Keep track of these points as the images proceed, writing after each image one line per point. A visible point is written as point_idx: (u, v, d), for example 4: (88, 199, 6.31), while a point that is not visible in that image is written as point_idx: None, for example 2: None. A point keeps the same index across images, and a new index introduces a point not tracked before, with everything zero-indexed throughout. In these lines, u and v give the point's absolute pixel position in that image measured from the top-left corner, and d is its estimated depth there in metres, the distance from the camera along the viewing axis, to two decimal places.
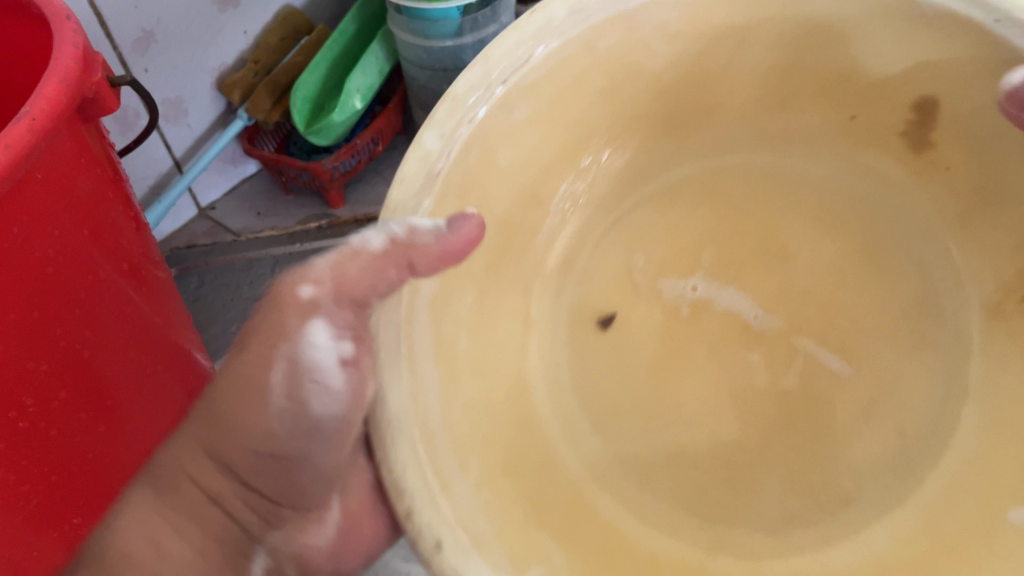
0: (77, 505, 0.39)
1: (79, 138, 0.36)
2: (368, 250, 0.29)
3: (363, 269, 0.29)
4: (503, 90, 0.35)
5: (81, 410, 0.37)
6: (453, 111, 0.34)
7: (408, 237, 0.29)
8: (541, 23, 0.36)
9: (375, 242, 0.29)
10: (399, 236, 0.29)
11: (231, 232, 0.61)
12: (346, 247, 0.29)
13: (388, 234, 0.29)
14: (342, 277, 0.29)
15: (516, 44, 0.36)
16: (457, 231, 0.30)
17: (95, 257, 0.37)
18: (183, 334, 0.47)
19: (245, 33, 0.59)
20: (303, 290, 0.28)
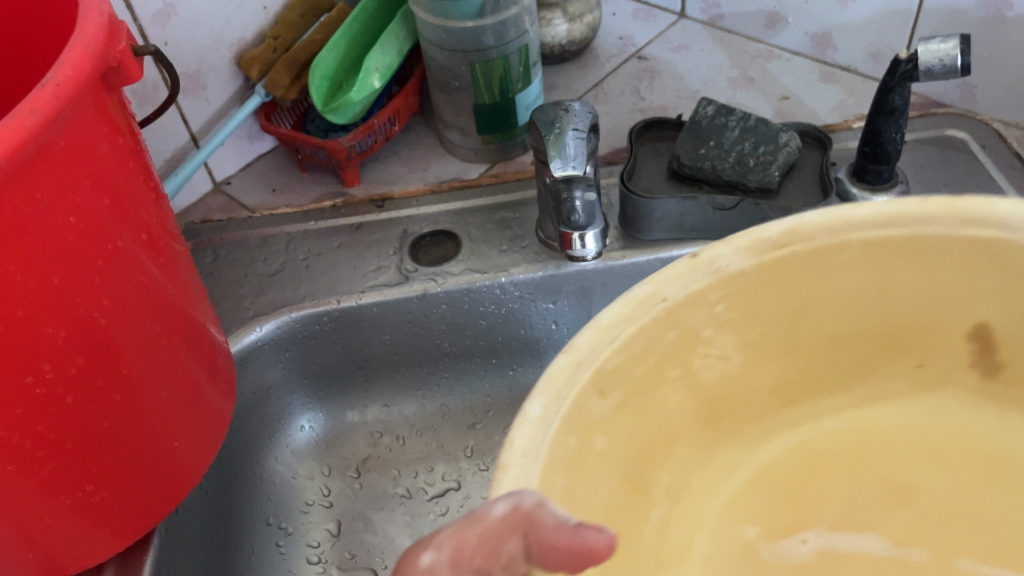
0: (91, 472, 0.39)
1: (103, 106, 0.36)
2: (490, 517, 0.26)
3: (482, 537, 0.26)
4: None
5: (98, 377, 0.37)
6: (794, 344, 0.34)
7: (535, 510, 0.26)
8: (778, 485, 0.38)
9: (499, 509, 0.26)
10: (524, 505, 0.26)
11: (246, 208, 0.61)
12: (469, 513, 0.26)
13: (513, 500, 0.26)
14: (464, 545, 0.26)
15: None
16: (582, 536, 0.25)
17: (114, 225, 0.37)
18: (199, 308, 0.47)
19: (265, 9, 0.60)
20: (423, 557, 0.26)
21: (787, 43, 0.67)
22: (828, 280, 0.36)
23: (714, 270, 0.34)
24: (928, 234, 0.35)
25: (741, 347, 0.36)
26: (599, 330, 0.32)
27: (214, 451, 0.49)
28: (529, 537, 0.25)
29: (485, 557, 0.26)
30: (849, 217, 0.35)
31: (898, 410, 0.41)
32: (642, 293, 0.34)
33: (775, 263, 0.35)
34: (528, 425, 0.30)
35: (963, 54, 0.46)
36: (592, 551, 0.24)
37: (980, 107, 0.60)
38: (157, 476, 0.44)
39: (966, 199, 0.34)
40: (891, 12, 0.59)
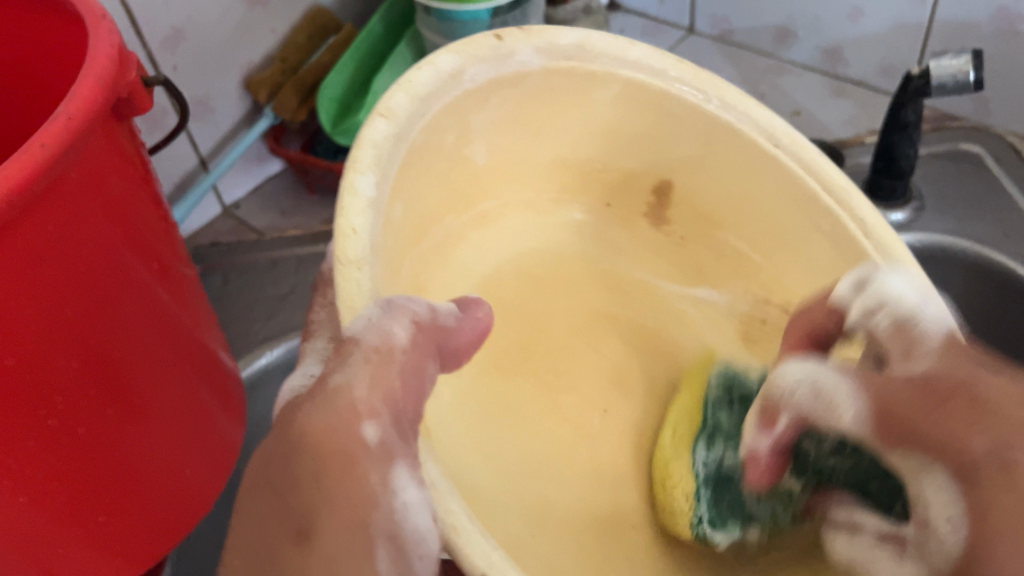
0: (103, 502, 0.39)
1: (114, 138, 0.36)
2: (396, 343, 0.28)
3: (403, 372, 0.27)
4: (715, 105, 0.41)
5: (109, 408, 0.37)
6: (441, 84, 0.37)
7: (432, 319, 0.30)
8: (484, 57, 0.39)
9: (402, 334, 0.28)
10: (422, 320, 0.29)
11: (254, 230, 0.61)
12: (373, 352, 0.27)
13: (411, 318, 0.29)
14: (392, 397, 0.27)
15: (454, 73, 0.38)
16: (471, 312, 0.31)
17: (126, 255, 0.37)
18: (208, 333, 0.47)
19: (274, 33, 0.60)
20: (368, 431, 0.26)
21: (797, 57, 0.67)
22: (519, 94, 0.41)
23: (504, 59, 0.39)
24: (784, 160, 0.40)
25: (491, 153, 0.42)
26: (413, 97, 0.36)
27: (225, 476, 0.49)
28: (443, 345, 0.30)
29: (411, 385, 0.27)
30: (717, 112, 0.41)
31: (672, 263, 0.46)
32: (452, 67, 0.38)
33: (560, 70, 0.41)
34: (362, 203, 0.32)
35: (976, 69, 0.46)
36: (486, 322, 0.31)
37: (994, 120, 0.59)
38: (169, 504, 0.44)
39: (826, 163, 0.40)
40: (902, 27, 0.59)
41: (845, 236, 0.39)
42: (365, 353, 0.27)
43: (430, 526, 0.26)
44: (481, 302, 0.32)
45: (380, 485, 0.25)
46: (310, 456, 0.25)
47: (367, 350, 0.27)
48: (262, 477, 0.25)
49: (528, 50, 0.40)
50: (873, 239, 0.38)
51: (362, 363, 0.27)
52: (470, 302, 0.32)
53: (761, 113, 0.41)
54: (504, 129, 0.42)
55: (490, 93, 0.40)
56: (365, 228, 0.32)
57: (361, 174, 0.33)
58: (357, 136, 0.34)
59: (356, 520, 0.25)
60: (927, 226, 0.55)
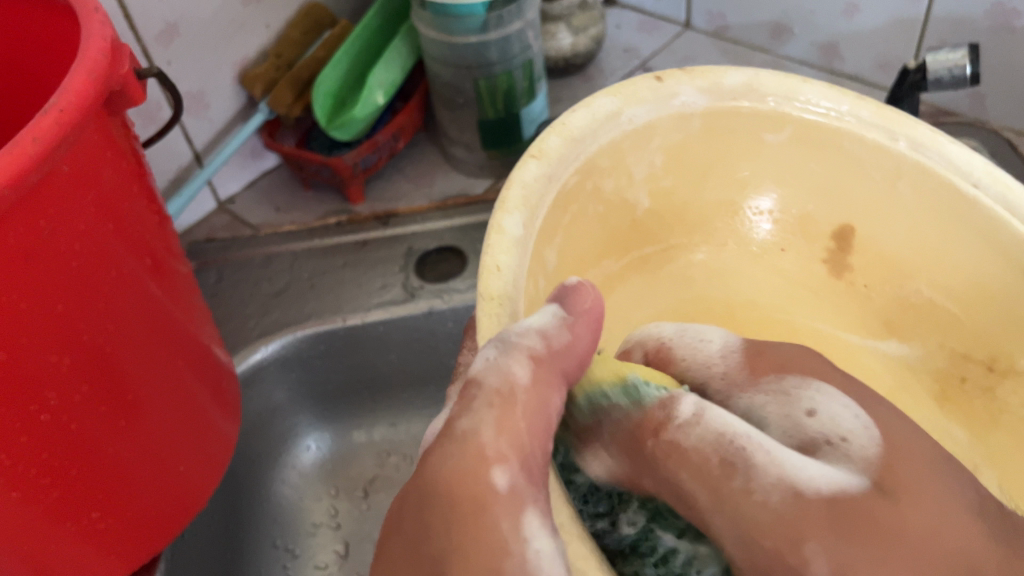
0: (97, 498, 0.39)
1: (106, 131, 0.36)
2: (517, 382, 0.27)
3: (529, 408, 0.27)
4: (902, 143, 0.40)
5: (101, 404, 0.37)
6: (609, 127, 0.41)
7: (547, 344, 0.29)
8: (624, 96, 0.41)
9: (521, 373, 0.27)
10: (539, 349, 0.28)
11: (249, 226, 0.60)
12: (494, 393, 0.27)
13: (528, 350, 0.28)
14: (519, 433, 0.26)
15: (656, 90, 0.42)
16: (581, 309, 0.30)
17: (118, 250, 0.37)
18: (204, 329, 0.46)
19: (268, 28, 0.60)
20: (498, 478, 0.24)
21: (794, 52, 0.67)
22: (674, 136, 0.43)
23: (665, 100, 0.42)
24: (987, 200, 0.38)
25: (652, 196, 0.44)
26: (566, 140, 0.39)
27: (220, 472, 0.49)
28: (565, 369, 0.29)
29: (539, 423, 0.27)
30: (912, 154, 0.40)
31: (843, 318, 0.45)
32: (611, 107, 0.41)
33: (725, 109, 0.42)
34: (508, 241, 0.34)
35: (972, 63, 0.46)
36: (601, 315, 0.31)
37: (990, 116, 0.59)
38: (163, 501, 0.43)
39: (970, 154, 0.38)
40: (899, 22, 0.59)
41: (982, 210, 0.38)
42: (487, 398, 0.26)
43: (566, 573, 0.24)
44: (584, 286, 0.31)
45: (512, 533, 0.23)
46: (444, 505, 0.24)
47: (489, 394, 0.26)
48: (395, 537, 0.24)
49: (692, 91, 0.42)
50: (998, 201, 0.37)
51: (487, 407, 0.26)
52: (568, 287, 0.31)
53: (962, 150, 0.39)
54: (678, 151, 0.43)
55: (649, 135, 0.42)
56: (509, 264, 0.34)
57: (509, 213, 0.35)
58: (511, 177, 0.37)
59: (491, 570, 0.22)
60: None
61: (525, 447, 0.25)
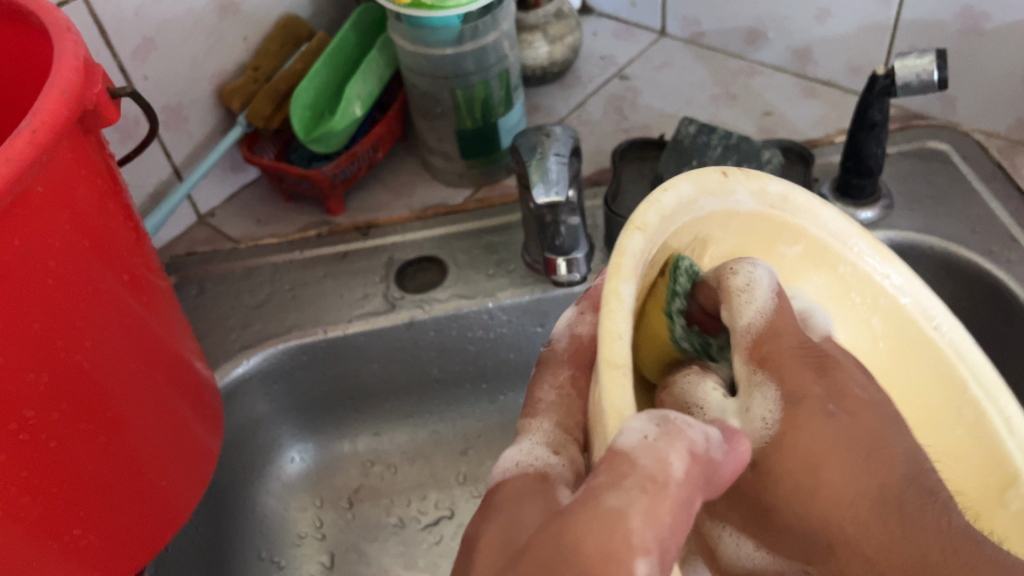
0: (79, 516, 0.39)
1: (80, 149, 0.36)
2: (670, 475, 0.23)
3: (673, 508, 0.22)
4: (858, 250, 0.40)
5: (81, 420, 0.37)
6: (719, 201, 0.34)
7: (706, 446, 0.25)
8: (721, 204, 0.35)
9: (678, 464, 0.23)
10: (701, 447, 0.24)
11: (230, 239, 0.61)
12: (650, 482, 0.23)
13: (689, 446, 0.24)
14: (660, 532, 0.22)
15: (751, 187, 0.35)
16: (734, 447, 0.26)
17: (95, 266, 0.37)
18: (183, 343, 0.47)
19: (245, 41, 0.60)
20: (639, 564, 0.21)
21: (767, 58, 0.67)
22: (718, 228, 0.36)
23: (727, 197, 0.35)
24: (941, 343, 0.41)
25: (704, 282, 0.36)
26: (663, 216, 0.31)
27: (203, 486, 0.49)
28: (714, 480, 0.25)
29: (683, 523, 0.23)
30: (892, 290, 0.41)
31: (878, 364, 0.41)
32: (689, 191, 0.33)
33: (767, 216, 0.37)
34: (629, 312, 0.27)
35: (939, 68, 0.46)
36: (745, 456, 0.26)
37: (961, 118, 0.60)
38: (146, 515, 0.43)
39: (962, 334, 0.41)
40: (869, 26, 0.60)
41: (959, 376, 0.40)
42: (532, 473, 0.28)
43: None
44: (630, 404, 0.34)
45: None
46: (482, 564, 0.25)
47: (643, 477, 0.23)
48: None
49: (745, 193, 0.35)
50: (919, 309, 0.41)
51: (638, 493, 0.22)
52: (727, 433, 0.27)
53: (928, 298, 0.41)
54: (794, 284, 0.39)
55: (688, 232, 0.35)
56: (628, 360, 0.26)
57: (624, 280, 0.28)
58: (620, 247, 0.29)
59: None
60: (897, 223, 0.55)
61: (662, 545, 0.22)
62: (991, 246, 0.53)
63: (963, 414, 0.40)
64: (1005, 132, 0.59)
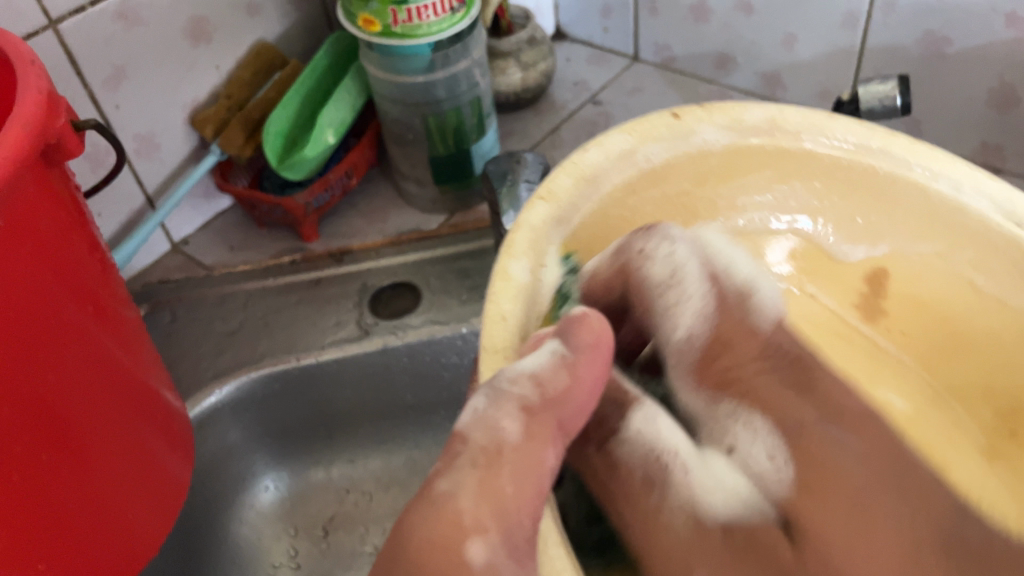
0: (45, 550, 0.38)
1: (43, 181, 0.36)
2: (506, 440, 0.27)
3: (514, 473, 0.26)
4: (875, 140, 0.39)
5: (43, 452, 0.36)
6: (626, 157, 0.39)
7: (540, 385, 0.28)
8: (616, 157, 0.38)
9: (512, 431, 0.27)
10: (541, 395, 0.28)
11: (203, 266, 0.60)
12: (481, 457, 0.26)
13: (523, 396, 0.28)
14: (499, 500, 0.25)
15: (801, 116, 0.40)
16: (576, 341, 0.30)
17: (61, 298, 0.37)
18: (151, 373, 0.46)
19: (218, 69, 0.60)
20: (472, 549, 0.24)
21: (737, 83, 0.68)
22: (671, 185, 0.41)
23: (687, 136, 0.40)
24: (917, 179, 0.39)
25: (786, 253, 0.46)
26: (580, 180, 0.38)
27: (172, 517, 0.48)
28: (561, 419, 0.28)
29: (529, 481, 0.26)
30: (880, 162, 0.40)
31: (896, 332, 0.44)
32: (624, 146, 0.39)
33: (746, 147, 0.40)
34: (517, 287, 0.34)
35: (901, 94, 0.47)
36: (601, 335, 0.30)
37: (928, 141, 0.61)
38: (111, 549, 0.43)
39: (936, 155, 0.39)
40: (835, 52, 0.61)
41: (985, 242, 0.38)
42: (472, 456, 0.26)
43: None
44: (587, 316, 0.31)
45: None
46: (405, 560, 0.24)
47: (474, 452, 0.26)
48: None
49: (655, 147, 0.39)
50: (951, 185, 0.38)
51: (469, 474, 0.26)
52: (572, 314, 0.31)
53: (843, 127, 0.40)
54: (734, 124, 0.40)
55: (617, 177, 0.39)
56: (514, 311, 0.33)
57: (516, 258, 0.35)
58: (518, 222, 0.36)
59: None
60: None
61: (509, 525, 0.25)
62: None
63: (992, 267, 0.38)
64: (970, 155, 0.60)
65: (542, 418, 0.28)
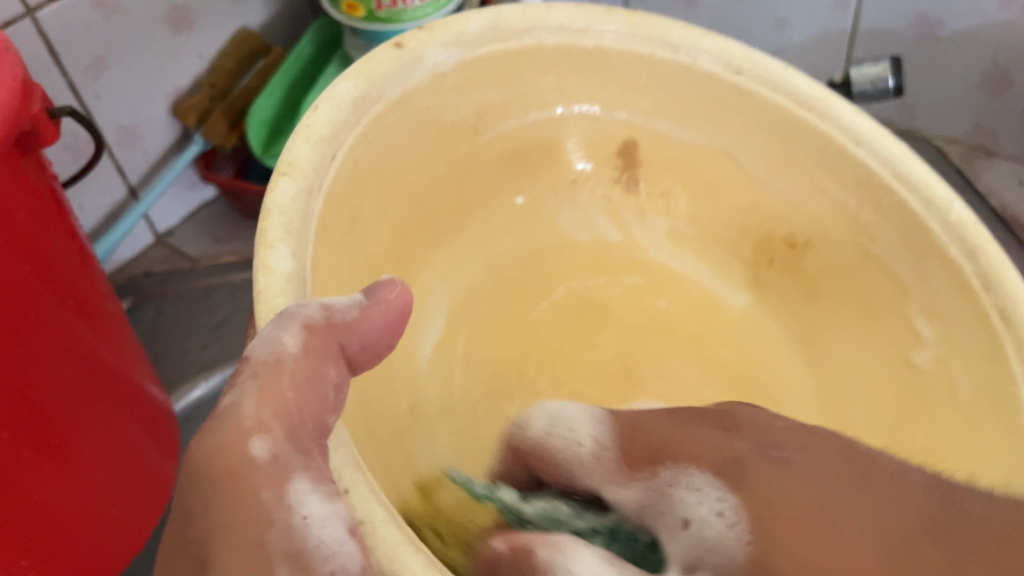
0: (29, 547, 0.37)
1: (18, 172, 0.35)
2: (286, 357, 0.23)
3: (297, 384, 0.22)
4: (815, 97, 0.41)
5: (25, 449, 0.36)
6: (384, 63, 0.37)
7: (342, 316, 0.24)
8: (395, 58, 0.38)
9: (292, 343, 0.23)
10: (322, 318, 0.24)
11: (188, 258, 0.59)
12: (261, 366, 0.22)
13: (304, 316, 0.24)
14: (286, 411, 0.22)
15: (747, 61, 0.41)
16: (379, 296, 0.25)
17: (39, 291, 0.36)
18: (135, 366, 0.46)
19: (200, 58, 0.59)
20: (257, 447, 0.21)
21: None
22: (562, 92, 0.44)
23: (415, 63, 0.38)
24: (867, 159, 0.40)
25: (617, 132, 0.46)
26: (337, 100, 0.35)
27: (159, 513, 0.48)
28: (347, 345, 0.24)
29: (310, 398, 0.23)
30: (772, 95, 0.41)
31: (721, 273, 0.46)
32: (354, 91, 0.36)
33: (479, 56, 0.41)
34: (280, 279, 0.28)
35: (893, 75, 0.46)
36: (397, 304, 0.25)
37: (920, 124, 0.61)
38: (95, 547, 0.42)
39: (895, 144, 0.39)
40: (827, 35, 0.60)
41: (911, 213, 0.38)
42: (253, 369, 0.22)
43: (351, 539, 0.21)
44: (396, 279, 0.26)
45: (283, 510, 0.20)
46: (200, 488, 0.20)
47: (255, 365, 0.22)
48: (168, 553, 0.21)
49: (436, 50, 0.39)
50: (850, 132, 0.40)
51: (247, 378, 0.22)
52: (379, 278, 0.26)
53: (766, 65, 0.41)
54: (456, 39, 0.40)
55: (401, 110, 0.38)
56: (288, 304, 0.28)
57: (280, 180, 0.31)
58: (265, 204, 0.31)
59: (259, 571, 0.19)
60: None
61: (285, 420, 0.22)
62: None
63: (922, 254, 0.38)
64: (963, 137, 0.60)
65: (312, 355, 0.23)
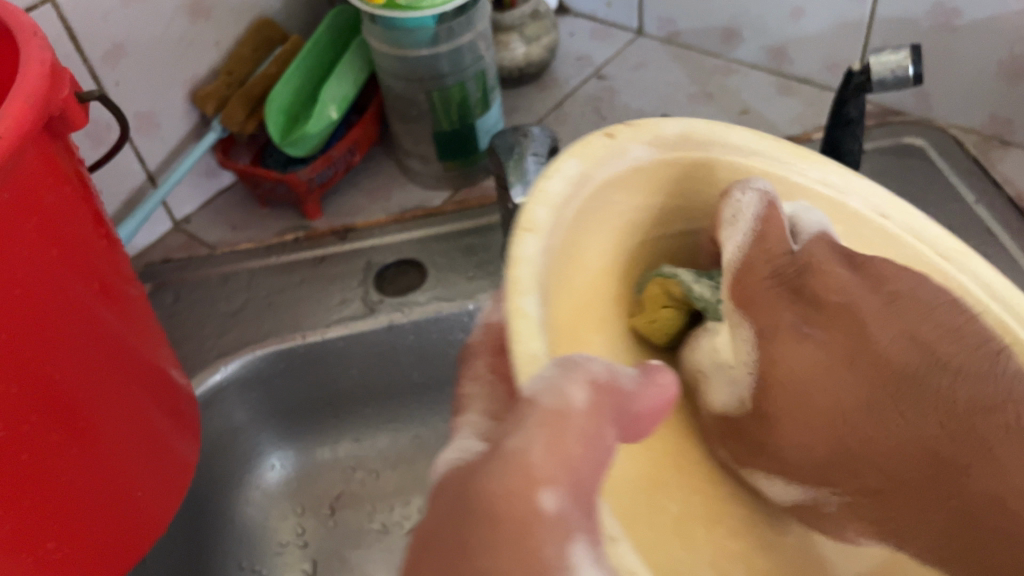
0: (52, 529, 0.38)
1: (47, 156, 0.35)
2: (574, 407, 0.23)
3: (580, 439, 0.23)
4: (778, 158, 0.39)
5: (52, 431, 0.36)
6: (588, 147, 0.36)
7: (611, 377, 0.25)
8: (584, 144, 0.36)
9: (582, 395, 0.24)
10: (603, 379, 0.25)
11: (206, 245, 0.60)
12: (547, 417, 0.23)
13: (592, 373, 0.25)
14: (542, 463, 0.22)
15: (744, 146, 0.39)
16: (652, 378, 0.26)
17: (66, 275, 0.36)
18: (157, 351, 0.46)
19: (218, 45, 0.59)
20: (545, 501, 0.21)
21: (744, 57, 0.68)
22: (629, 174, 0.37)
23: (621, 156, 0.36)
24: (894, 230, 0.38)
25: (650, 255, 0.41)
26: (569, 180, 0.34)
27: (179, 498, 0.48)
28: (626, 411, 0.25)
29: (596, 456, 0.23)
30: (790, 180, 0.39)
31: None
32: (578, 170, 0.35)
33: (670, 162, 0.38)
34: (535, 325, 0.29)
35: (914, 64, 0.46)
36: (665, 389, 0.26)
37: (936, 114, 0.61)
38: (117, 530, 0.42)
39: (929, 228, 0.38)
40: (844, 24, 0.60)
41: None
42: (542, 418, 0.23)
43: None
44: (665, 367, 0.27)
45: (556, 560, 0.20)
46: (464, 525, 0.21)
47: (545, 414, 0.23)
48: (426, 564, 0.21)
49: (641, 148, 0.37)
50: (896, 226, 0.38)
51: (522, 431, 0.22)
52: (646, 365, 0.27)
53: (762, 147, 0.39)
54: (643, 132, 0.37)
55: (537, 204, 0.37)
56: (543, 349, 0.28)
57: (525, 238, 0.32)
58: (513, 256, 0.31)
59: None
60: None
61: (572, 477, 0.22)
62: (969, 241, 0.54)
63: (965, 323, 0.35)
64: (980, 127, 0.59)
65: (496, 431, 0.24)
